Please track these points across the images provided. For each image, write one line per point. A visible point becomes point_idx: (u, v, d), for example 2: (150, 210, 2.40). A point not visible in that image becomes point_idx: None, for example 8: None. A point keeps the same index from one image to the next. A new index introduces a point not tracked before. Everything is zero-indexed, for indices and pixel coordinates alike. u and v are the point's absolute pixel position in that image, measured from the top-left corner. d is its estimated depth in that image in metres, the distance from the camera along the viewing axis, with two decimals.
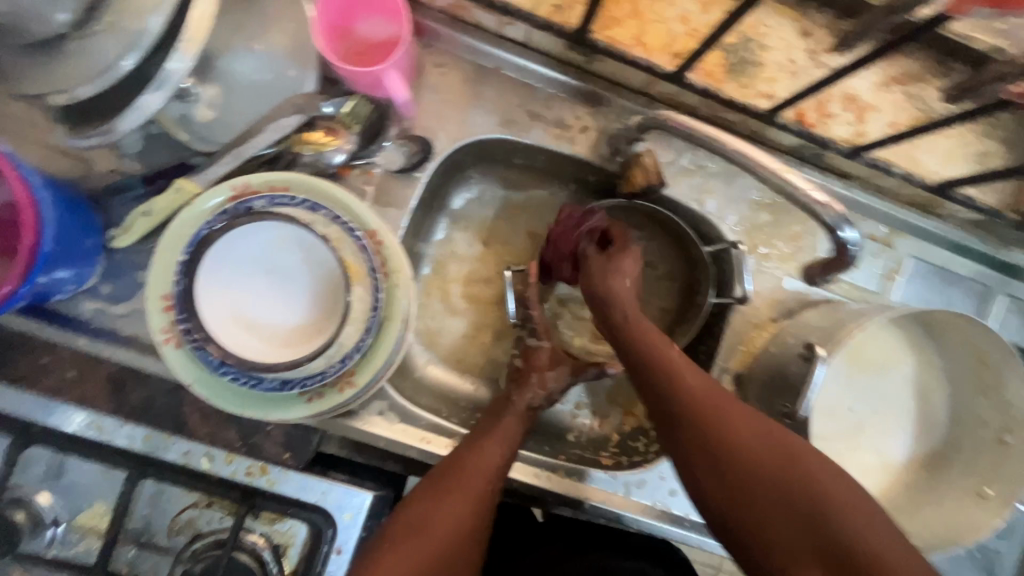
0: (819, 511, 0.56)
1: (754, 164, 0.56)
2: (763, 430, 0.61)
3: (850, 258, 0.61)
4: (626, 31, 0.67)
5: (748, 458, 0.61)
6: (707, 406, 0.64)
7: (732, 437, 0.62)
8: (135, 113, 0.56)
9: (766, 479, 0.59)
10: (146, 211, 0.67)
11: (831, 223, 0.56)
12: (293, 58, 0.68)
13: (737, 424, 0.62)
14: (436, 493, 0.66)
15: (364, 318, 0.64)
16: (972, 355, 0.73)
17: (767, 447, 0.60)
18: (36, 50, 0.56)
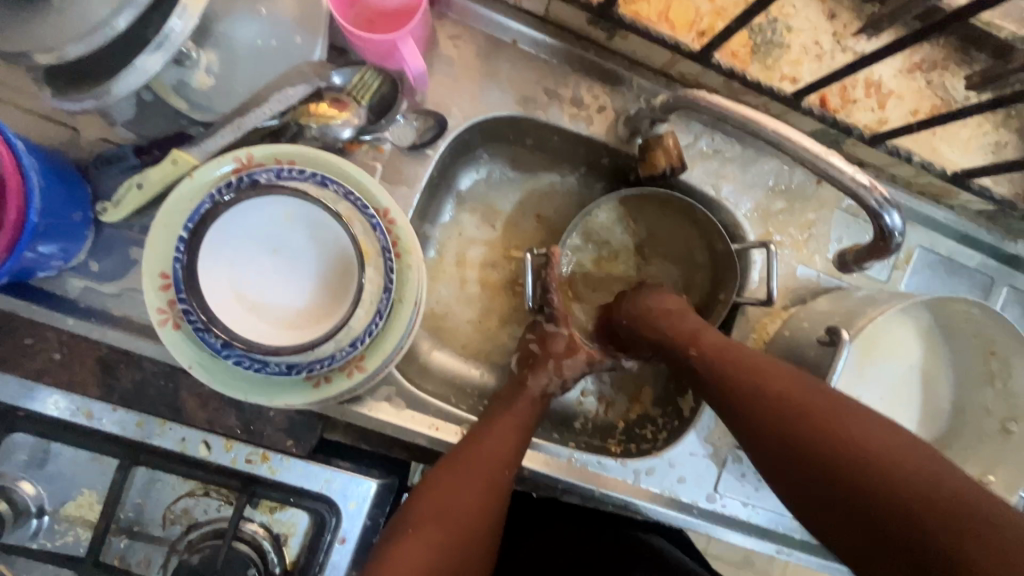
0: (924, 503, 0.50)
1: (790, 144, 0.55)
2: (848, 415, 0.57)
3: (892, 245, 0.63)
4: (652, 6, 0.65)
5: (832, 447, 0.55)
6: (789, 395, 0.59)
7: (812, 425, 0.57)
8: (133, 74, 0.52)
9: (856, 469, 0.54)
10: (138, 182, 0.62)
11: (875, 205, 0.57)
12: (300, 23, 0.64)
13: (821, 409, 0.58)
14: (450, 471, 0.65)
15: (375, 300, 0.61)
16: (981, 344, 0.74)
17: (851, 436, 0.55)
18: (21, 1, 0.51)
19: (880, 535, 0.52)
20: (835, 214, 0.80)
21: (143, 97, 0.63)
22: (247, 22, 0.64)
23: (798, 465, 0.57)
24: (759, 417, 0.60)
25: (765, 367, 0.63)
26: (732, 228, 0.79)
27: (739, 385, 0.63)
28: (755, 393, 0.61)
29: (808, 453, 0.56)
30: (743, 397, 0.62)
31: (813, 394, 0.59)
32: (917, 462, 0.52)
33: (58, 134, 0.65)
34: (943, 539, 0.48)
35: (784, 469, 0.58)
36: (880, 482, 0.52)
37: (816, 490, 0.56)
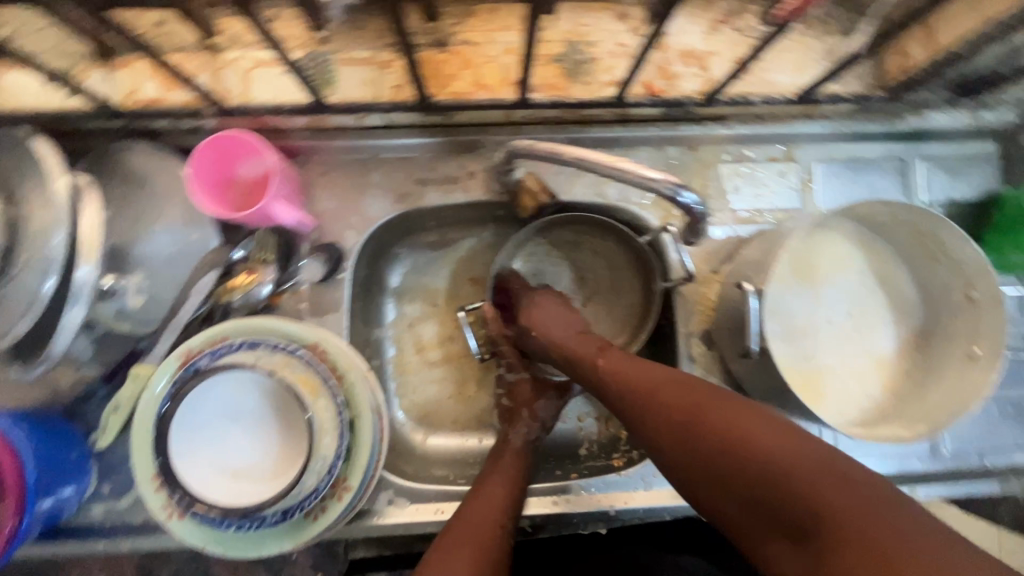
0: (820, 500, 0.47)
1: (582, 162, 0.58)
2: (737, 418, 0.54)
3: (702, 224, 0.63)
4: (464, 82, 0.73)
5: (731, 453, 0.52)
6: (684, 405, 0.58)
7: (704, 442, 0.55)
8: (65, 332, 0.63)
9: (755, 475, 0.51)
10: (114, 406, 0.73)
11: (670, 193, 0.57)
12: (190, 222, 0.74)
13: (704, 416, 0.56)
14: (446, 546, 0.64)
15: (335, 423, 0.67)
16: (909, 229, 0.74)
17: (738, 441, 0.52)
18: None
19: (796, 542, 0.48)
20: (721, 169, 0.82)
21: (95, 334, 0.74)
22: None
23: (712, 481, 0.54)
24: (666, 438, 0.58)
25: (670, 382, 0.61)
26: (635, 220, 0.84)
27: (643, 406, 0.61)
28: (653, 416, 0.60)
29: (715, 467, 0.53)
30: (648, 417, 0.61)
31: (695, 403, 0.57)
32: (803, 464, 0.48)
33: None
34: (871, 554, 0.42)
35: (705, 491, 0.55)
36: (793, 489, 0.48)
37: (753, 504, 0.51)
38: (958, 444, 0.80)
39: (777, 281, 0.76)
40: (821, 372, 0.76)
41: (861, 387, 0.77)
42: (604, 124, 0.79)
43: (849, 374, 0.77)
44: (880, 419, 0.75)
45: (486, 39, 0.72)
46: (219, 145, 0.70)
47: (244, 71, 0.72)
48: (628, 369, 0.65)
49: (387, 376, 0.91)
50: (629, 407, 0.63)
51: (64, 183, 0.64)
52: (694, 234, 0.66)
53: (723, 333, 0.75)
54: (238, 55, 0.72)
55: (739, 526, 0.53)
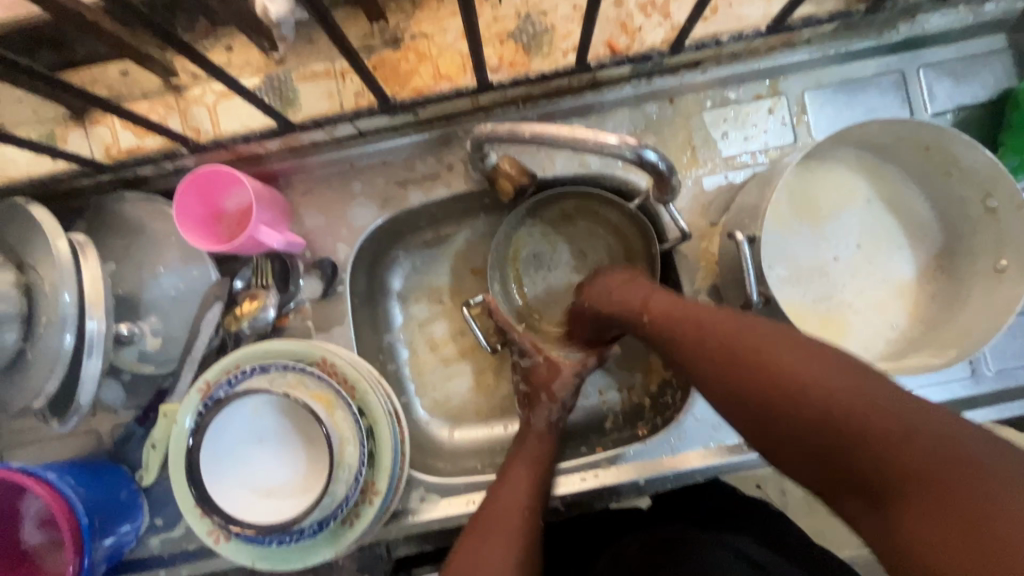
0: (911, 467, 0.43)
1: (541, 137, 0.60)
2: (795, 356, 0.52)
3: (671, 185, 0.63)
4: (424, 76, 0.72)
5: (787, 398, 0.51)
6: (740, 343, 0.56)
7: (761, 381, 0.53)
8: (87, 383, 0.67)
9: (834, 424, 0.48)
10: (152, 443, 0.76)
11: (631, 155, 0.59)
12: (189, 259, 0.77)
13: (756, 354, 0.54)
14: (477, 533, 0.65)
15: (353, 433, 0.69)
16: (912, 144, 0.70)
17: (798, 380, 0.50)
18: (12, 368, 0.68)
19: (853, 478, 0.47)
20: (705, 117, 0.78)
21: (123, 379, 0.78)
22: (158, 283, 0.76)
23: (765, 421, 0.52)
24: (716, 379, 0.56)
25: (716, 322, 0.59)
26: (624, 184, 0.80)
27: (691, 349, 0.59)
28: (716, 355, 0.57)
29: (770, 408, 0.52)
30: (698, 360, 0.58)
31: (754, 342, 0.55)
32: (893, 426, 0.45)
33: (83, 442, 0.79)
34: (944, 488, 0.41)
35: (755, 431, 0.53)
36: (861, 427, 0.46)
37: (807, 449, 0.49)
38: (1001, 363, 0.75)
39: (773, 224, 0.74)
40: (835, 310, 0.73)
41: (883, 318, 0.73)
42: (575, 93, 0.77)
43: (867, 306, 0.74)
44: (907, 349, 0.71)
45: (437, 29, 0.72)
46: (200, 182, 0.72)
47: (210, 105, 0.73)
48: (679, 311, 0.63)
49: (406, 379, 0.93)
50: (677, 347, 0.61)
51: (64, 244, 0.66)
52: (666, 193, 0.65)
53: (728, 286, 0.73)
54: (202, 91, 0.73)
55: (802, 475, 0.51)
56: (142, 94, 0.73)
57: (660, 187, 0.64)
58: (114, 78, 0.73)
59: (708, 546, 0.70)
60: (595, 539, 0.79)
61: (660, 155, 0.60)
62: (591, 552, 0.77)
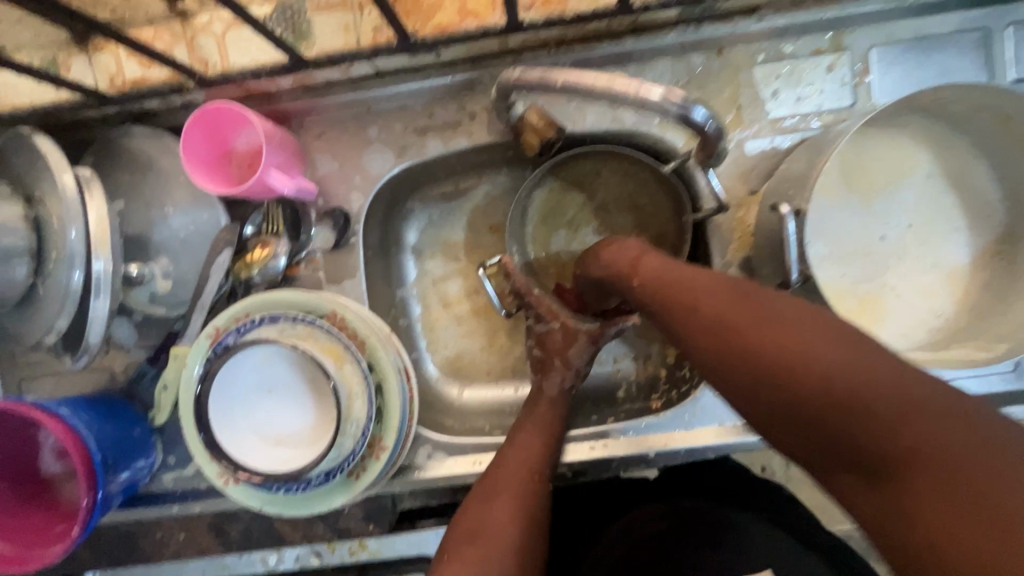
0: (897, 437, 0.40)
1: (578, 87, 0.55)
2: (803, 325, 0.47)
3: (719, 149, 0.58)
4: (449, 11, 0.66)
5: (789, 371, 0.45)
6: (744, 315, 0.50)
7: (766, 356, 0.47)
8: (94, 324, 0.66)
9: (825, 390, 0.43)
10: (164, 385, 0.76)
11: (678, 112, 0.53)
12: (199, 201, 0.75)
13: (756, 330, 0.49)
14: (485, 494, 0.65)
15: (361, 387, 0.68)
16: (987, 113, 0.62)
17: (804, 350, 0.45)
18: (25, 303, 0.67)
19: (844, 453, 0.43)
20: (754, 72, 0.71)
21: (136, 320, 0.77)
22: (166, 224, 0.74)
23: (765, 396, 0.47)
24: (717, 344, 0.51)
25: (719, 291, 0.53)
26: (658, 145, 0.75)
27: (694, 310, 0.54)
28: (707, 314, 0.52)
29: (773, 383, 0.46)
30: (700, 318, 0.53)
31: (765, 316, 0.49)
32: (886, 389, 0.41)
33: (99, 378, 0.79)
34: (953, 465, 0.38)
35: (746, 397, 0.49)
36: (870, 393, 0.42)
37: (804, 417, 0.45)
38: None
39: (820, 196, 0.67)
40: (879, 291, 0.68)
41: (927, 305, 0.68)
42: (614, 39, 0.70)
43: (912, 292, 0.69)
44: (949, 339, 0.67)
45: None
46: (210, 119, 0.68)
47: (219, 36, 0.68)
48: (673, 276, 0.57)
49: (417, 334, 0.91)
50: (673, 312, 0.56)
51: (69, 178, 0.64)
52: (712, 157, 0.59)
53: (764, 260, 0.68)
54: (209, 18, 0.68)
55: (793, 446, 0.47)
56: (146, 18, 0.68)
57: (705, 150, 0.58)
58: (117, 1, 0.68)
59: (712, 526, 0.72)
60: (598, 500, 0.80)
61: (709, 114, 0.54)
62: (592, 521, 0.77)
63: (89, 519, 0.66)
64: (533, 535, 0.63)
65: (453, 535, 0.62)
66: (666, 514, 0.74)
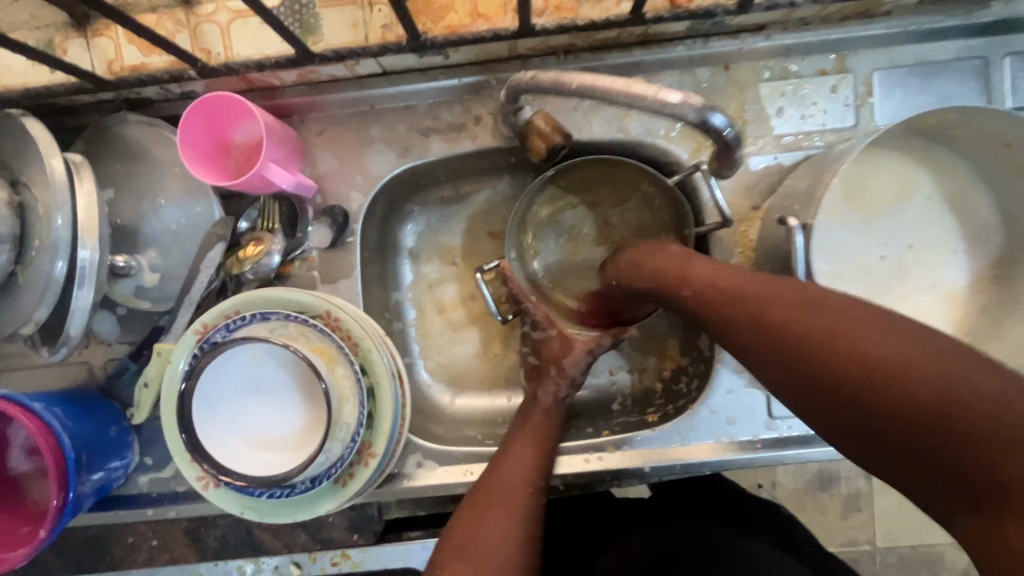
0: (987, 453, 0.37)
1: (587, 87, 0.55)
2: (867, 323, 0.44)
3: (735, 157, 0.58)
4: (460, 12, 0.65)
5: (878, 381, 0.42)
6: (827, 324, 0.46)
7: (847, 375, 0.43)
8: (77, 314, 0.63)
9: (920, 403, 0.39)
10: (144, 382, 0.73)
11: (695, 117, 0.53)
12: (194, 194, 0.72)
13: (831, 331, 0.45)
14: (478, 505, 0.63)
15: (353, 391, 0.65)
16: (989, 139, 0.63)
17: (868, 350, 0.43)
18: None
19: (941, 465, 0.39)
20: (760, 89, 0.71)
21: (119, 313, 0.74)
22: (157, 215, 0.72)
23: (854, 409, 0.43)
24: (798, 361, 0.47)
25: (772, 295, 0.51)
26: (662, 156, 0.75)
27: (759, 320, 0.51)
28: (777, 323, 0.49)
29: (841, 389, 0.44)
30: (768, 326, 0.50)
31: (844, 323, 0.45)
32: (968, 394, 0.38)
33: (76, 373, 0.76)
34: None
35: (818, 412, 0.46)
36: (972, 406, 0.38)
37: (903, 434, 0.40)
38: None
39: (824, 213, 0.67)
40: (880, 310, 0.68)
41: (925, 326, 0.69)
42: (622, 49, 0.71)
43: (911, 312, 0.69)
44: None
45: None
46: (208, 110, 0.66)
47: (223, 25, 0.66)
48: (726, 286, 0.55)
49: (410, 339, 0.89)
50: (739, 322, 0.52)
51: (59, 163, 0.62)
52: (726, 166, 0.60)
53: (765, 275, 0.68)
54: (214, 8, 0.66)
55: (887, 473, 0.43)
56: (149, 5, 0.66)
57: (723, 158, 0.58)
58: None
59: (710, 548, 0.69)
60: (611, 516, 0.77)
61: (726, 120, 0.54)
62: (585, 542, 0.75)
63: (58, 521, 0.63)
64: (529, 549, 0.61)
65: (442, 552, 0.59)
66: (663, 537, 0.71)
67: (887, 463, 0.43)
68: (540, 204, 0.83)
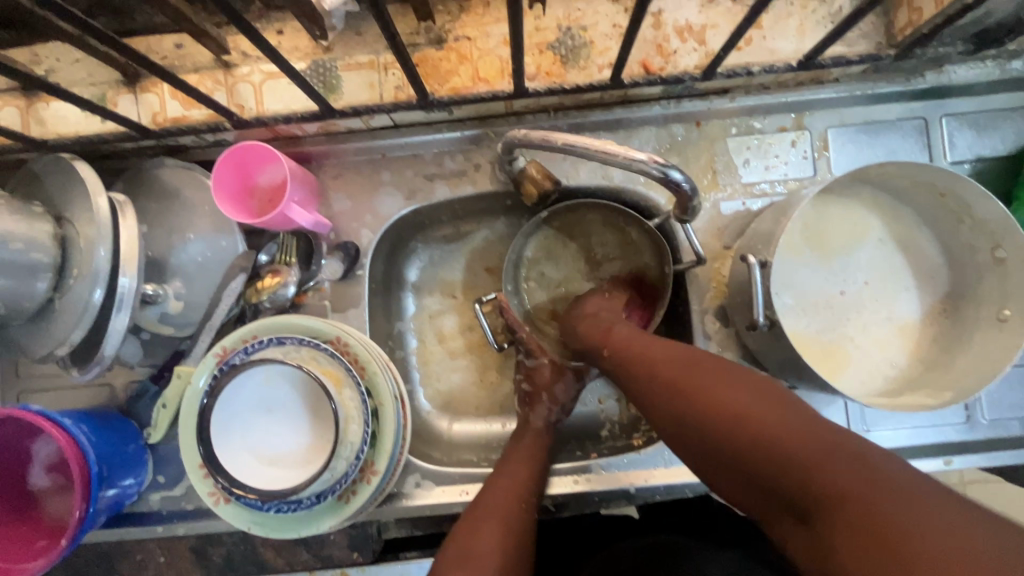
0: (806, 478, 0.46)
1: (568, 146, 0.63)
2: (713, 383, 0.56)
3: (693, 206, 0.66)
4: (463, 76, 0.75)
5: (723, 430, 0.53)
6: (681, 383, 0.58)
7: (704, 429, 0.54)
8: (112, 336, 0.69)
9: (749, 440, 0.50)
10: (163, 403, 0.78)
11: (658, 173, 0.61)
12: (220, 230, 0.80)
13: (701, 387, 0.56)
14: (474, 519, 0.67)
15: (359, 411, 0.71)
16: (927, 188, 0.71)
17: (754, 418, 0.51)
18: (41, 316, 0.70)
19: (777, 491, 0.48)
20: (728, 143, 0.80)
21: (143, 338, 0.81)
22: (186, 249, 0.79)
23: (712, 455, 0.54)
24: (667, 415, 0.59)
25: (674, 358, 0.61)
26: (643, 201, 0.83)
27: (643, 379, 0.63)
28: (658, 381, 0.61)
29: (727, 445, 0.52)
30: (647, 385, 0.62)
31: (692, 384, 0.57)
32: (786, 429, 0.49)
33: (100, 394, 0.82)
34: (851, 499, 0.43)
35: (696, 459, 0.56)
36: (787, 444, 0.48)
37: (739, 471, 0.52)
38: (996, 412, 0.77)
39: (786, 253, 0.75)
40: (840, 340, 0.75)
41: (884, 356, 0.75)
42: (606, 108, 0.80)
43: (870, 343, 0.75)
44: (903, 388, 0.73)
45: (480, 33, 0.75)
46: (239, 156, 0.75)
47: (256, 84, 0.76)
48: (627, 347, 0.68)
49: (411, 366, 0.95)
50: (632, 383, 0.64)
51: (105, 201, 0.69)
52: (685, 213, 0.67)
53: (736, 308, 0.75)
54: (250, 70, 0.76)
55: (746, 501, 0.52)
56: (192, 66, 0.76)
57: (680, 207, 0.66)
58: (167, 50, 0.76)
59: (687, 556, 0.73)
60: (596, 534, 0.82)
61: (684, 176, 0.63)
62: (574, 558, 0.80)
63: (78, 531, 0.67)
64: (520, 562, 0.65)
65: (442, 560, 0.63)
66: (646, 548, 0.75)
67: (758, 504, 0.51)
68: (532, 244, 0.90)
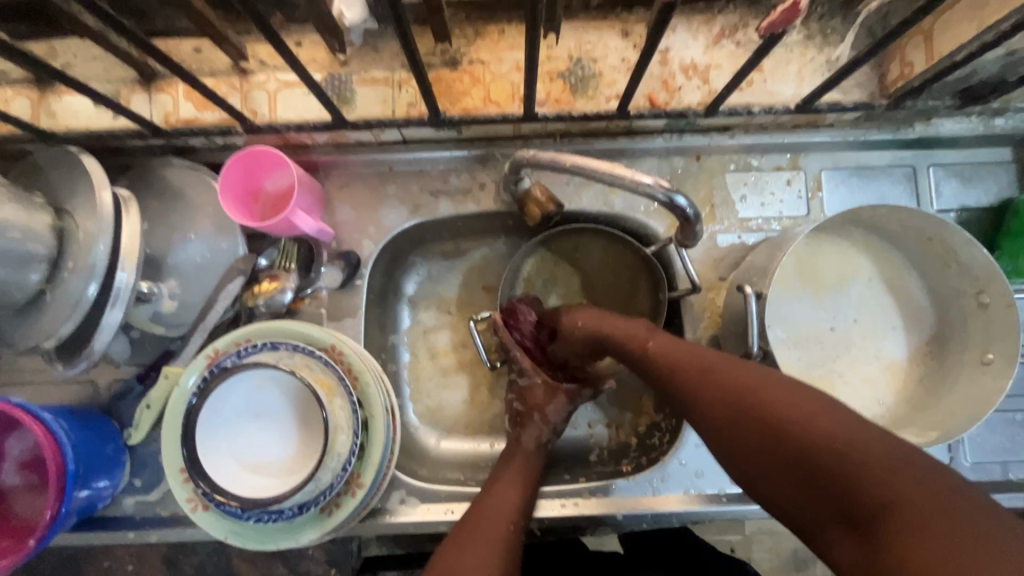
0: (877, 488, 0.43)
1: (578, 166, 0.65)
2: (772, 388, 0.54)
3: (695, 232, 0.68)
4: (475, 98, 0.77)
5: (781, 432, 0.50)
6: (735, 385, 0.56)
7: (758, 431, 0.52)
8: (104, 331, 0.68)
9: (816, 446, 0.48)
10: (147, 404, 0.76)
11: (663, 198, 0.63)
12: (221, 231, 0.80)
13: (758, 390, 0.54)
14: (463, 538, 0.66)
15: (350, 421, 0.70)
16: (914, 233, 0.74)
17: (819, 424, 0.49)
18: (30, 307, 0.69)
19: (833, 502, 0.46)
20: (727, 178, 0.83)
21: (132, 336, 0.79)
22: (186, 248, 0.79)
23: (764, 457, 0.52)
24: (715, 413, 0.57)
25: (725, 361, 0.60)
26: (642, 229, 0.85)
27: (691, 378, 0.60)
28: (709, 382, 0.59)
29: (779, 450, 0.50)
30: (693, 385, 0.60)
31: (746, 387, 0.55)
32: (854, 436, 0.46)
33: (82, 391, 0.80)
34: (934, 521, 0.40)
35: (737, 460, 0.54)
36: (856, 452, 0.45)
37: (788, 476, 0.50)
38: (977, 456, 0.78)
39: (779, 287, 0.77)
40: (828, 375, 0.76)
41: (871, 393, 0.76)
42: (610, 137, 0.83)
43: (857, 379, 0.77)
44: (889, 427, 0.75)
45: (494, 58, 0.77)
46: (249, 160, 0.75)
47: (271, 92, 0.77)
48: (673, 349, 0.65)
49: (403, 381, 0.94)
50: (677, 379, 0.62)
51: (109, 196, 0.69)
52: (689, 238, 0.69)
53: (729, 338, 0.76)
54: (266, 78, 0.78)
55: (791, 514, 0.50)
56: (209, 70, 0.77)
57: (683, 232, 0.68)
58: (186, 53, 0.77)
59: None
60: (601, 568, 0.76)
61: (689, 203, 0.65)
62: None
63: (48, 532, 0.65)
64: None
65: None
66: None
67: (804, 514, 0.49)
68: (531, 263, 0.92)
